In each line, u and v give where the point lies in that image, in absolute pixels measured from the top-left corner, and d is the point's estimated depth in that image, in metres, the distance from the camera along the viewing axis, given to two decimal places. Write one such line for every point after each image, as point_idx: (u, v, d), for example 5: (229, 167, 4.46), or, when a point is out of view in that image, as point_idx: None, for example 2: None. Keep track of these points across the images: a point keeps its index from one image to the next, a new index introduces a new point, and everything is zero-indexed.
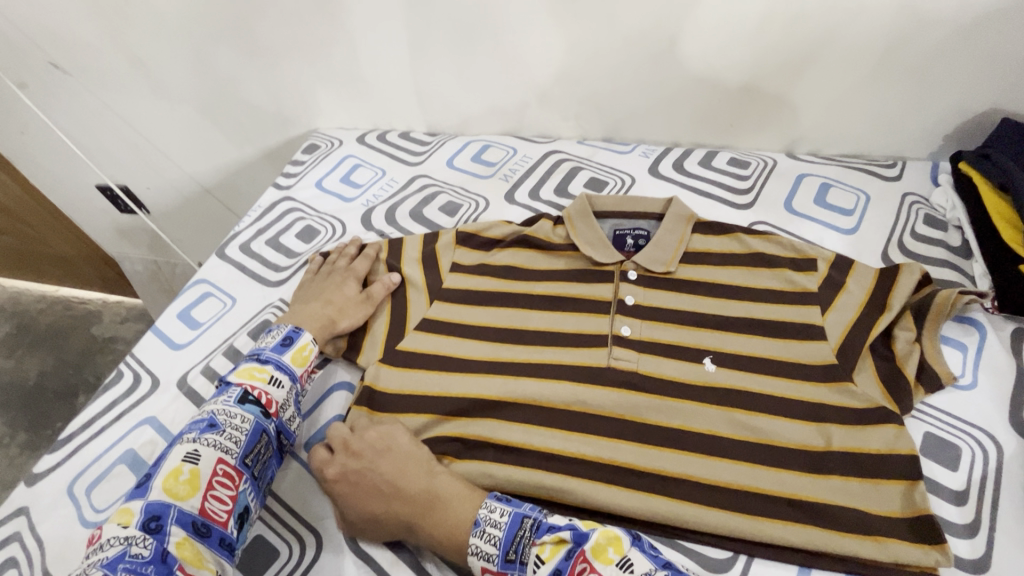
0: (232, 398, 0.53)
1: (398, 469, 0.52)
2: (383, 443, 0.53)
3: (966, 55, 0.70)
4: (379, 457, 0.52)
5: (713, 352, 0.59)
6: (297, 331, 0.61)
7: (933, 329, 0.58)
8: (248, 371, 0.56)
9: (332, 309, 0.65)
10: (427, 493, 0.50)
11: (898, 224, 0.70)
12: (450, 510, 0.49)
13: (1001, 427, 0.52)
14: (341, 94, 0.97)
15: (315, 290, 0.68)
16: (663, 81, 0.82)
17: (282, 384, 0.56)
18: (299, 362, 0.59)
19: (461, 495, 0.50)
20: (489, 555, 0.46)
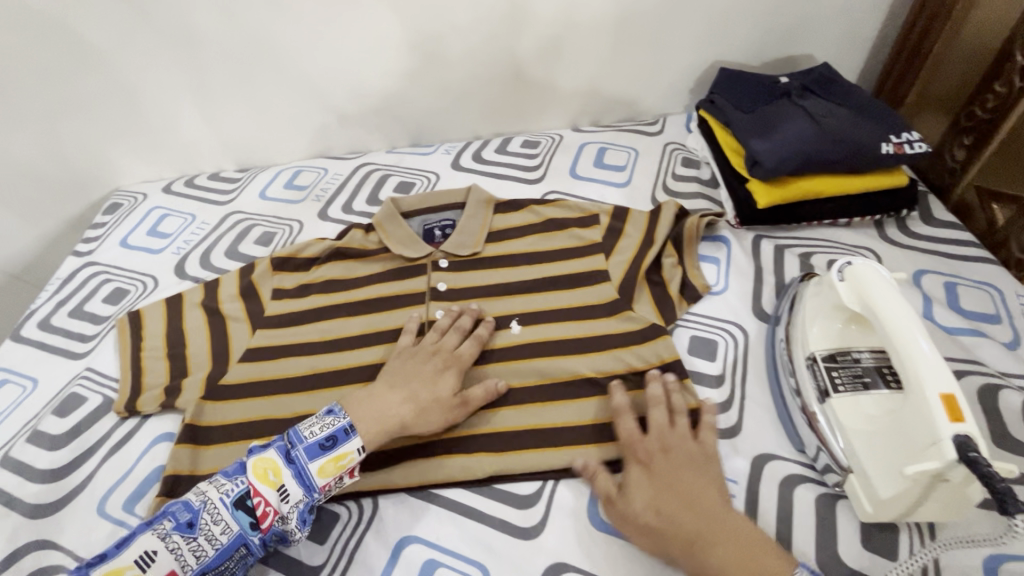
0: (229, 497, 0.48)
1: (700, 487, 0.47)
2: (696, 459, 0.49)
3: (681, 21, 0.83)
4: (687, 471, 0.49)
5: (519, 314, 0.65)
6: (347, 433, 0.52)
7: (691, 250, 0.69)
8: (266, 466, 0.49)
9: (414, 413, 0.54)
10: (715, 517, 0.45)
11: (661, 170, 0.82)
12: (751, 550, 0.43)
13: (747, 317, 0.63)
14: (135, 147, 0.93)
15: (408, 373, 0.57)
16: (447, 82, 0.88)
17: (290, 497, 0.49)
18: (327, 473, 0.50)
19: (748, 531, 0.44)
20: None
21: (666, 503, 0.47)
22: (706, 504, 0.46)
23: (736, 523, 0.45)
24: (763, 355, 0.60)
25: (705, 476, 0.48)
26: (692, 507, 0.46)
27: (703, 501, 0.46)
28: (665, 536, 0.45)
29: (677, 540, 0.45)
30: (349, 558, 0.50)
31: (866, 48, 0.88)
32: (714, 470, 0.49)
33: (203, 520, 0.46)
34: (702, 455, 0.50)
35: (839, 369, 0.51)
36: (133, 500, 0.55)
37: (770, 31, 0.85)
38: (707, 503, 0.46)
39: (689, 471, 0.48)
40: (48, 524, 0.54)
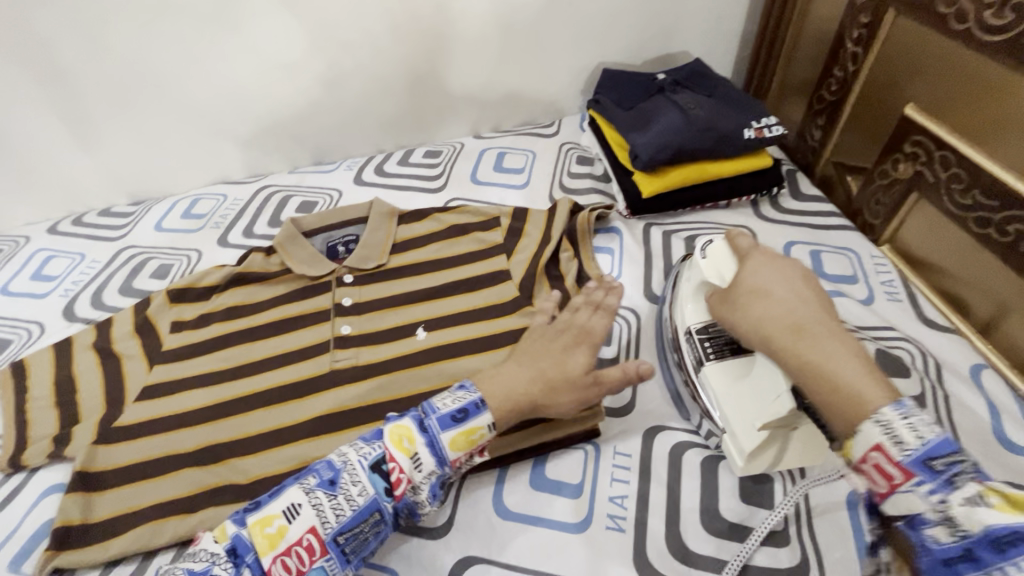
0: (369, 458, 0.47)
1: (785, 312, 0.44)
2: (790, 281, 0.46)
3: (562, 26, 0.87)
4: (779, 292, 0.46)
5: (424, 321, 0.67)
6: (477, 407, 0.49)
7: (585, 244, 0.72)
8: (402, 434, 0.48)
9: (542, 390, 0.50)
10: (816, 331, 0.42)
11: (557, 169, 0.85)
12: (849, 367, 0.39)
13: (639, 300, 0.67)
14: (12, 188, 0.88)
15: (530, 354, 0.53)
16: (341, 98, 0.88)
17: (423, 467, 0.47)
18: (458, 446, 0.48)
19: (864, 373, 0.39)
20: (903, 441, 0.35)
21: (766, 302, 0.46)
22: (803, 314, 0.44)
23: (839, 353, 0.40)
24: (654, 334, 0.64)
25: (823, 309, 0.44)
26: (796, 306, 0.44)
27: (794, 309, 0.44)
28: (764, 325, 0.45)
29: (779, 328, 0.44)
30: None
31: (735, 43, 0.95)
32: (822, 294, 0.46)
33: (343, 477, 0.46)
34: (804, 277, 0.47)
35: (710, 337, 0.54)
36: (20, 558, 0.52)
37: (646, 31, 0.90)
38: (814, 318, 0.44)
39: (780, 290, 0.46)
40: None
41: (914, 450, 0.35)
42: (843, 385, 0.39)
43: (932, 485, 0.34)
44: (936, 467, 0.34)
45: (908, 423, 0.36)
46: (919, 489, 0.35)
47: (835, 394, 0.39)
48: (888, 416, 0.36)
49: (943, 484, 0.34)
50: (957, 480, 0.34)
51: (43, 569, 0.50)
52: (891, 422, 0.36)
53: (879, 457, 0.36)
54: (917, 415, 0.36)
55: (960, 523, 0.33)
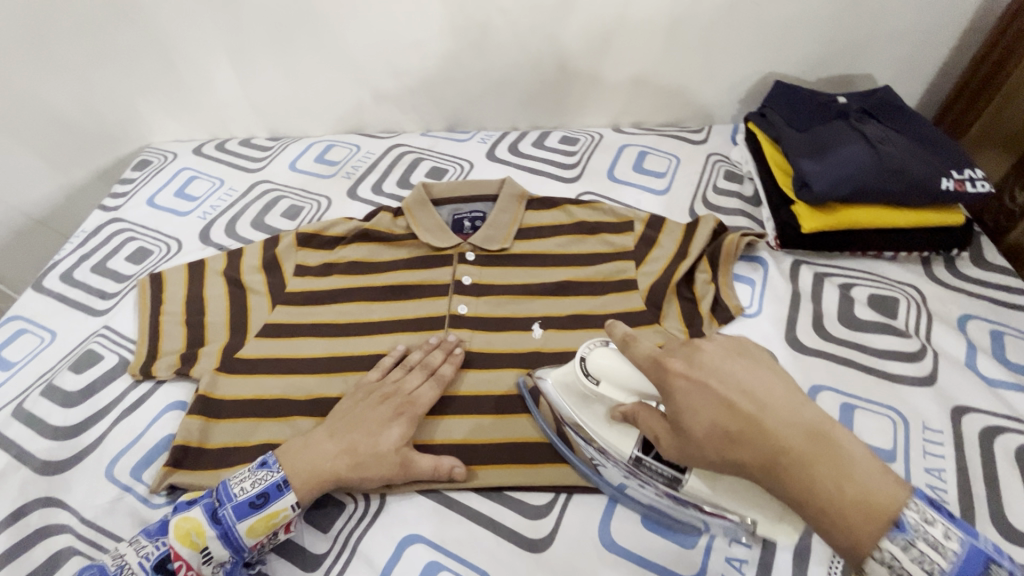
0: (150, 561, 0.45)
1: (757, 434, 0.37)
2: (721, 428, 0.38)
3: (739, 27, 0.79)
4: (710, 436, 0.38)
5: (540, 318, 0.64)
6: (279, 489, 0.48)
7: (726, 268, 0.67)
8: (188, 527, 0.46)
9: (348, 468, 0.50)
10: (817, 446, 0.36)
11: (702, 181, 0.79)
12: (865, 480, 0.35)
13: (780, 344, 0.61)
14: (168, 105, 0.92)
15: (352, 422, 0.53)
16: (489, 68, 0.85)
17: (213, 558, 0.46)
18: (257, 532, 0.47)
19: (873, 469, 0.36)
20: (909, 574, 0.34)
21: (742, 439, 0.37)
22: (787, 431, 0.37)
23: (856, 458, 0.36)
24: (795, 386, 0.58)
25: (790, 405, 0.38)
26: (769, 436, 0.37)
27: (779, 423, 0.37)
28: (758, 453, 0.37)
29: (772, 460, 0.37)
30: (355, 547, 0.49)
31: (930, 74, 0.83)
32: (773, 386, 0.39)
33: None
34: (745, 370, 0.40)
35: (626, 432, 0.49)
36: (143, 465, 0.54)
37: (832, 46, 0.81)
38: (783, 423, 0.37)
39: (738, 406, 0.38)
40: (54, 482, 0.53)
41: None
42: (869, 505, 0.34)
43: None
44: None
45: (916, 558, 0.34)
46: None
47: (863, 511, 0.34)
48: (890, 551, 0.34)
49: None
50: None
51: (158, 485, 0.52)
52: (893, 559, 0.34)
53: None
54: (923, 535, 0.34)
55: None
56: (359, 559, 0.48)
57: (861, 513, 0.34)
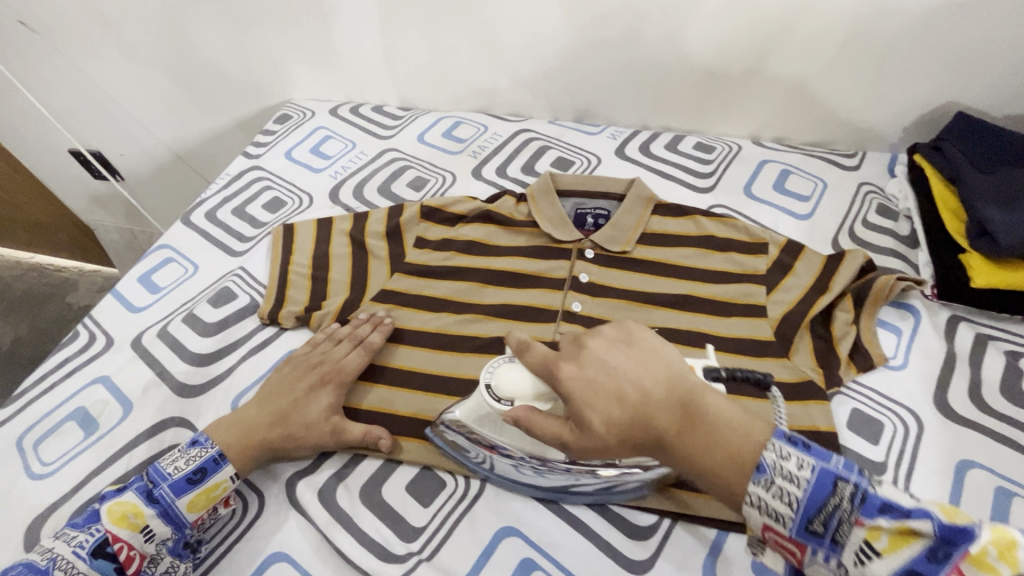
0: (85, 547, 0.44)
1: (641, 396, 0.39)
2: (617, 399, 0.39)
3: (927, 47, 0.71)
4: (607, 413, 0.39)
5: (657, 327, 0.61)
6: (217, 462, 0.50)
7: (871, 311, 0.60)
8: (126, 508, 0.46)
9: (281, 436, 0.53)
10: (682, 403, 0.39)
11: (851, 212, 0.73)
12: (730, 432, 0.37)
13: (926, 406, 0.55)
14: (313, 64, 0.96)
15: (277, 392, 0.56)
16: (633, 64, 0.82)
17: (156, 536, 0.46)
18: (198, 506, 0.48)
19: (733, 412, 0.39)
20: (780, 516, 0.35)
21: (630, 416, 0.39)
22: (663, 399, 0.39)
23: (715, 406, 0.39)
24: (939, 458, 0.52)
25: (647, 367, 0.40)
26: (655, 410, 0.39)
27: (654, 394, 0.39)
28: (649, 421, 0.38)
29: (662, 425, 0.38)
30: (450, 529, 0.50)
31: None
32: (657, 362, 0.41)
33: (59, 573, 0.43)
34: (620, 351, 0.42)
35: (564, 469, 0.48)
36: None
37: None
38: (662, 390, 0.39)
39: (630, 376, 0.40)
40: (188, 406, 0.58)
41: (795, 519, 0.35)
42: (739, 454, 0.36)
43: (822, 549, 0.34)
44: (816, 529, 0.34)
45: (776, 494, 0.35)
46: (820, 556, 0.35)
47: (737, 465, 0.36)
48: (756, 493, 0.36)
49: (833, 547, 0.34)
50: (840, 538, 0.33)
51: None
52: (759, 500, 0.36)
53: (772, 535, 0.36)
54: (783, 468, 0.35)
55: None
56: (453, 542, 0.49)
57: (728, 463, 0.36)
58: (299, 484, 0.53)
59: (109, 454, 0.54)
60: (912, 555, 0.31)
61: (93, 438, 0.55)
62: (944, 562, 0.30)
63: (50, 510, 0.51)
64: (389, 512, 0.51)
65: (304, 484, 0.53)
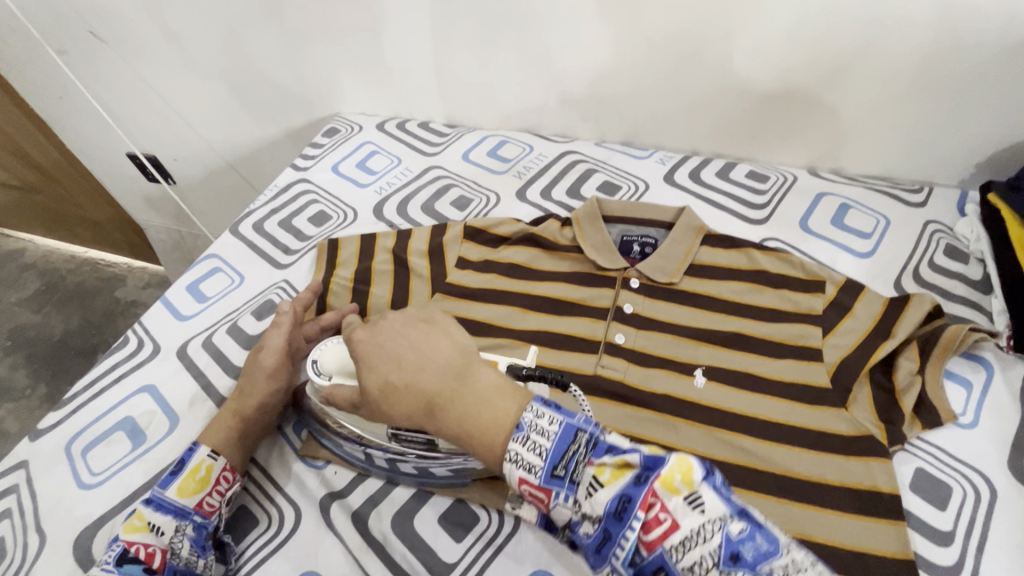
0: (108, 561, 0.46)
1: (416, 363, 0.46)
2: (402, 365, 0.46)
3: (1008, 81, 0.66)
4: (398, 383, 0.46)
5: (704, 365, 0.59)
6: (192, 449, 0.52)
7: (939, 363, 0.56)
8: (131, 518, 0.48)
9: (245, 395, 0.56)
10: (455, 374, 0.45)
11: (916, 252, 0.69)
12: (485, 397, 0.43)
13: (999, 470, 0.52)
14: (364, 78, 0.97)
15: (249, 377, 0.57)
16: (688, 89, 0.80)
17: (165, 530, 0.48)
18: (189, 489, 0.49)
19: (496, 383, 0.44)
20: (532, 466, 0.40)
21: (402, 383, 0.45)
22: (435, 369, 0.45)
23: (480, 381, 0.44)
24: (1013, 529, 0.48)
25: (428, 341, 0.48)
26: (422, 374, 0.45)
27: (438, 362, 0.46)
28: (416, 386, 0.45)
29: (423, 393, 0.45)
30: (486, 564, 0.49)
31: None
32: (438, 340, 0.48)
33: None
34: (416, 330, 0.49)
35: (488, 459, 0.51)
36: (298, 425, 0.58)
37: None
38: (437, 362, 0.46)
39: (408, 341, 0.48)
40: None
41: (542, 467, 0.39)
42: (490, 420, 0.42)
43: (564, 492, 0.39)
44: (559, 474, 0.39)
45: (529, 449, 0.40)
46: (563, 500, 0.39)
47: (483, 432, 0.42)
48: (515, 449, 0.40)
49: (572, 486, 0.39)
50: (579, 478, 0.39)
51: (306, 445, 0.56)
52: (517, 455, 0.40)
53: (528, 488, 0.40)
54: (536, 428, 0.41)
55: (591, 514, 0.38)
56: None
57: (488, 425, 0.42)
58: (333, 505, 0.53)
59: (153, 464, 0.55)
60: (627, 483, 0.37)
61: (139, 449, 0.56)
62: (643, 484, 0.37)
63: (98, 520, 0.52)
64: (424, 543, 0.50)
65: (339, 506, 0.53)
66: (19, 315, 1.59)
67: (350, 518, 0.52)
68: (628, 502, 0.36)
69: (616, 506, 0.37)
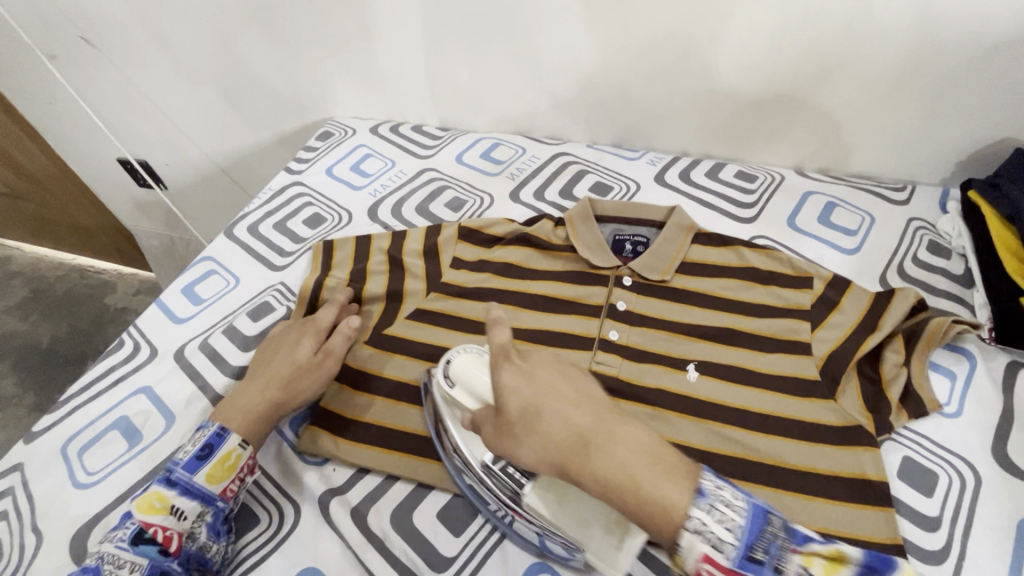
0: (124, 540, 0.45)
1: (557, 403, 0.43)
2: (532, 403, 0.44)
3: (985, 82, 0.68)
4: (526, 413, 0.43)
5: (696, 360, 0.60)
6: (222, 435, 0.51)
7: (923, 355, 0.58)
8: (150, 498, 0.47)
9: (279, 388, 0.56)
10: (597, 426, 0.41)
11: (900, 249, 0.71)
12: (637, 455, 0.39)
13: (983, 458, 0.53)
14: (357, 82, 0.98)
15: (270, 368, 0.57)
16: (677, 91, 0.81)
17: (187, 514, 0.47)
18: (217, 477, 0.49)
19: (646, 442, 0.40)
20: (722, 542, 0.35)
21: (535, 421, 0.43)
22: (586, 417, 0.42)
23: (631, 437, 0.40)
24: (997, 514, 0.50)
25: (568, 382, 0.45)
26: (564, 415, 0.42)
27: (584, 406, 0.43)
28: (555, 427, 0.42)
29: (568, 437, 0.41)
30: (484, 557, 0.49)
31: None
32: (582, 386, 0.44)
33: (105, 568, 0.44)
34: (557, 369, 0.47)
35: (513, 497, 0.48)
36: (294, 423, 0.59)
37: None
38: (586, 412, 0.42)
39: (548, 376, 0.45)
40: None
41: (735, 547, 0.35)
42: (640, 480, 0.38)
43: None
44: (757, 558, 0.35)
45: (717, 521, 0.36)
46: None
47: (639, 501, 0.38)
48: (699, 517, 0.36)
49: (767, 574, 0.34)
50: (774, 567, 0.34)
51: (304, 443, 0.56)
52: (704, 525, 0.36)
53: (705, 566, 0.35)
54: (720, 498, 0.37)
55: None
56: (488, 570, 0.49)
57: (648, 490, 0.37)
58: (332, 502, 0.53)
59: (151, 464, 0.55)
60: None
61: (135, 449, 0.56)
62: None
63: (95, 520, 0.52)
64: (422, 538, 0.50)
65: (337, 502, 0.53)
66: (6, 323, 1.58)
67: (348, 514, 0.52)
68: None
69: None
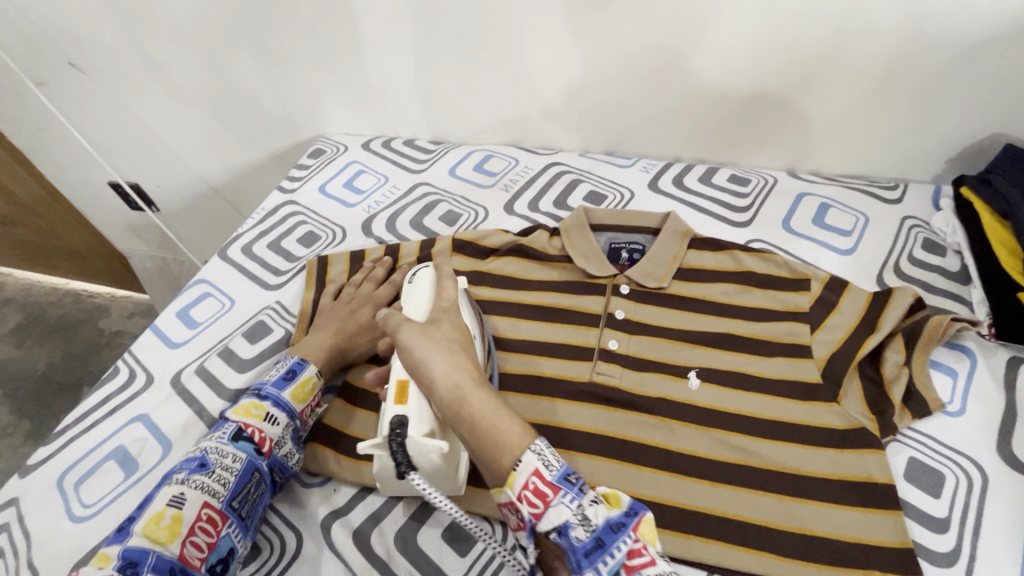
0: (226, 436, 0.51)
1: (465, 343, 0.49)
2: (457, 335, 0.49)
3: (972, 79, 0.69)
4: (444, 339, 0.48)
5: (698, 367, 0.59)
6: (303, 363, 0.59)
7: (924, 354, 0.58)
8: (247, 407, 0.54)
9: (342, 341, 0.62)
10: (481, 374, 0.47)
11: (895, 248, 0.71)
12: (496, 412, 0.44)
13: (989, 455, 0.53)
14: (347, 98, 0.98)
15: (333, 317, 0.64)
16: (666, 98, 0.82)
17: (279, 421, 0.54)
18: (300, 397, 0.56)
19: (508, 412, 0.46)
20: (551, 463, 0.41)
21: (446, 338, 0.48)
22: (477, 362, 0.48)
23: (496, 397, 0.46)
24: (1006, 512, 0.50)
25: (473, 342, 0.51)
26: (461, 343, 0.49)
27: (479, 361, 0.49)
28: (456, 357, 0.47)
29: (463, 365, 0.46)
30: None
31: None
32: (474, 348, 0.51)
33: (212, 456, 0.50)
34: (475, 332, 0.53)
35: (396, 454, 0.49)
36: None
37: None
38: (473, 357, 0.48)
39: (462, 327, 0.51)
40: None
41: (559, 470, 0.41)
42: (495, 425, 0.43)
43: (571, 496, 0.41)
44: (572, 481, 0.41)
45: (549, 454, 0.42)
46: (567, 502, 0.40)
47: (483, 432, 0.43)
48: (538, 447, 0.42)
49: (579, 493, 0.41)
50: (585, 491, 0.41)
51: (309, 464, 0.56)
52: (541, 450, 0.42)
53: (535, 481, 0.41)
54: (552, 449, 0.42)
55: (590, 521, 0.40)
56: None
57: (496, 430, 0.43)
58: (335, 526, 0.52)
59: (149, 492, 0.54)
60: (620, 511, 0.41)
61: (133, 478, 0.55)
62: (632, 516, 0.40)
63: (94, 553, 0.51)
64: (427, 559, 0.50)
65: (341, 525, 0.52)
66: None
67: (352, 536, 0.51)
68: (623, 525, 0.40)
69: (614, 521, 0.40)
